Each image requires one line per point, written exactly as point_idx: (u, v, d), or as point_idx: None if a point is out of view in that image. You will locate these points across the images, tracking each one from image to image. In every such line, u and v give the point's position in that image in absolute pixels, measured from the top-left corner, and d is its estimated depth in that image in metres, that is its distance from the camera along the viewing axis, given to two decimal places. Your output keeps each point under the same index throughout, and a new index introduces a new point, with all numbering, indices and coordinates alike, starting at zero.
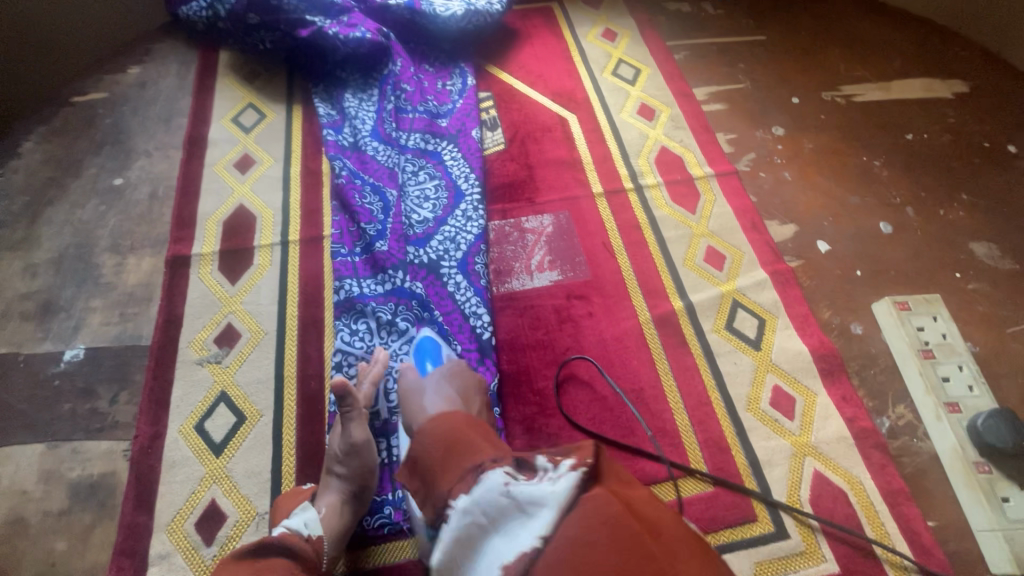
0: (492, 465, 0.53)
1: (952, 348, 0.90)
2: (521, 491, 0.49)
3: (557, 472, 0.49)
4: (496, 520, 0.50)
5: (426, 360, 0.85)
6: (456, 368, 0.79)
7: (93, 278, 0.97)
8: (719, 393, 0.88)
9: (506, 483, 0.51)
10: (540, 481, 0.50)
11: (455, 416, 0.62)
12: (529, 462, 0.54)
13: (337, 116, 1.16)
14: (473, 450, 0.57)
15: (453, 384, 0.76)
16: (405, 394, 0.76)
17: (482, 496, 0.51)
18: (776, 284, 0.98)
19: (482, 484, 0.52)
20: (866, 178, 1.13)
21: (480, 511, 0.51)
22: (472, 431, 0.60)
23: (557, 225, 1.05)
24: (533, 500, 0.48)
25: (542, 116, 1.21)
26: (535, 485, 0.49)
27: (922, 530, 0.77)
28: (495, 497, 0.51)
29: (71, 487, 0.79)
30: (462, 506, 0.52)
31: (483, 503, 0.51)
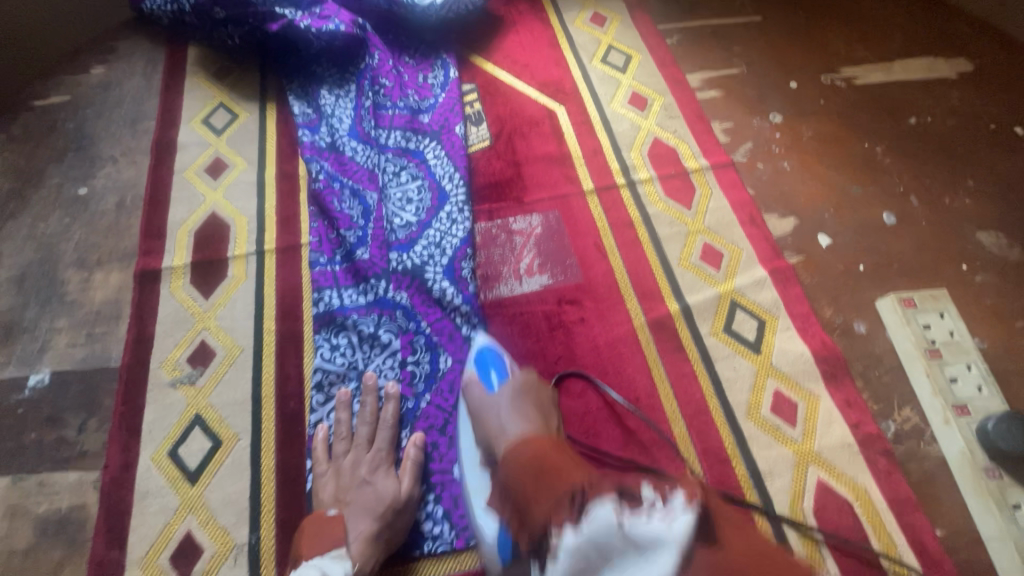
0: (592, 497, 0.55)
1: (960, 347, 0.87)
2: (637, 529, 0.51)
3: (667, 510, 0.52)
4: (607, 554, 0.51)
5: (489, 369, 0.81)
6: (528, 381, 0.79)
7: (58, 296, 0.92)
8: (718, 400, 0.84)
9: (618, 519, 0.52)
10: (650, 518, 0.52)
11: (541, 441, 0.67)
12: (632, 492, 0.55)
13: (313, 114, 1.10)
14: (563, 478, 0.59)
15: (530, 400, 0.76)
16: (480, 411, 0.76)
17: (595, 533, 0.52)
18: (776, 282, 0.94)
19: (591, 521, 0.53)
20: (868, 166, 1.08)
21: (593, 550, 0.51)
22: (556, 454, 0.64)
23: (546, 225, 1.00)
24: (650, 539, 0.50)
25: (529, 108, 1.15)
26: (647, 523, 0.51)
27: (931, 540, 0.74)
28: (606, 536, 0.51)
29: (38, 523, 0.74)
30: (570, 543, 0.52)
31: (596, 542, 0.51)
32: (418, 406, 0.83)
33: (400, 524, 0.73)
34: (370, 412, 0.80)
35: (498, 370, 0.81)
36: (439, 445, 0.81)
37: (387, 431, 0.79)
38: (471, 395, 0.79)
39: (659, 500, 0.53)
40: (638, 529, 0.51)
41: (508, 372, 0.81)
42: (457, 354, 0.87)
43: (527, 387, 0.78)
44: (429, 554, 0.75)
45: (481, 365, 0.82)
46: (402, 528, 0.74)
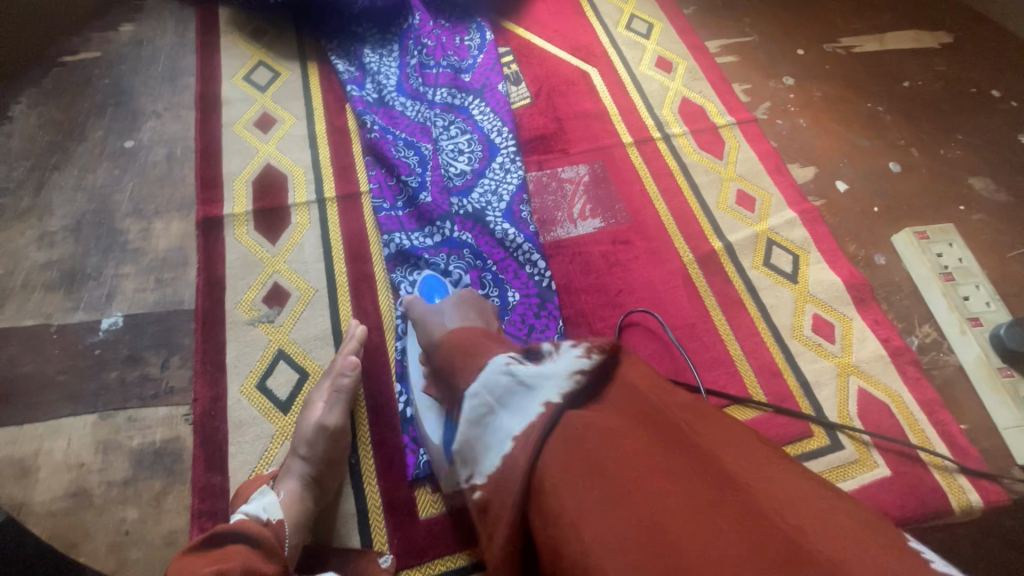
0: (497, 353, 0.54)
1: (969, 271, 0.98)
2: (525, 370, 0.51)
3: (559, 355, 0.54)
4: (503, 397, 0.51)
5: (435, 294, 0.86)
6: (469, 297, 0.75)
7: (119, 244, 0.92)
8: (765, 323, 0.93)
9: (509, 362, 0.52)
10: (542, 365, 0.52)
11: (468, 327, 0.64)
12: (536, 348, 0.56)
13: (358, 72, 1.13)
14: (485, 345, 0.56)
15: (472, 308, 0.72)
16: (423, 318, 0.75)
17: (489, 379, 0.52)
18: (805, 222, 1.04)
19: (487, 370, 0.52)
20: (873, 123, 1.19)
21: (488, 393, 0.51)
22: (481, 332, 0.61)
23: (593, 174, 1.06)
24: (541, 378, 0.51)
25: (563, 69, 1.21)
26: (538, 368, 0.52)
27: (957, 432, 0.85)
28: (500, 376, 0.51)
29: (134, 455, 0.76)
30: (470, 390, 0.53)
31: (489, 385, 0.51)
32: None
33: (332, 465, 0.73)
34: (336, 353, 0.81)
35: (440, 294, 0.84)
36: None
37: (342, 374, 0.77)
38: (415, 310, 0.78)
39: (552, 350, 0.55)
40: (528, 371, 0.51)
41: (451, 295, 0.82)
42: (525, 289, 0.92)
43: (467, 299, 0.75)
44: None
45: (423, 293, 0.81)
46: (334, 468, 0.74)
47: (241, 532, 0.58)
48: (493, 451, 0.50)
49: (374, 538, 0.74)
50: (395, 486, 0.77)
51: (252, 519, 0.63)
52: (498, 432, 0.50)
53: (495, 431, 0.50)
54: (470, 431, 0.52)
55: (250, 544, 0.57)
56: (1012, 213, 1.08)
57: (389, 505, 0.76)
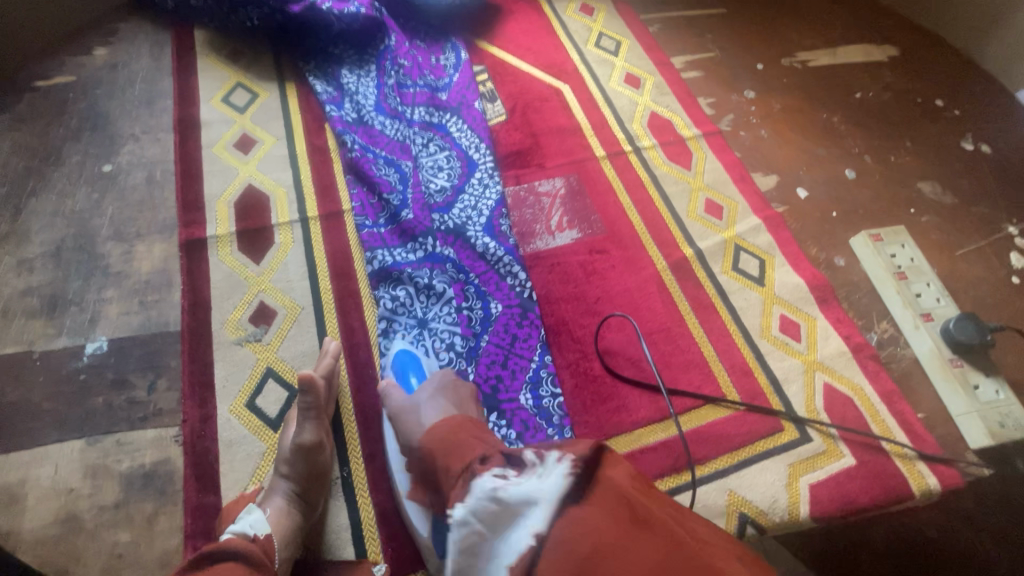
0: (481, 470, 0.58)
1: (919, 270, 1.05)
2: (511, 493, 0.53)
3: (545, 468, 0.54)
4: (492, 525, 0.54)
5: (409, 373, 0.85)
6: (445, 380, 0.78)
7: (101, 269, 0.92)
8: (735, 324, 0.98)
9: (495, 485, 0.55)
10: (528, 479, 0.54)
11: (449, 422, 0.66)
12: (517, 458, 0.59)
13: (336, 92, 1.15)
14: (469, 451, 0.61)
15: (450, 397, 0.75)
16: (401, 413, 0.76)
17: (475, 501, 0.55)
18: (769, 228, 1.10)
19: (473, 492, 0.56)
20: (828, 133, 1.27)
21: (478, 521, 0.55)
22: (465, 434, 0.64)
23: (568, 187, 1.11)
24: (523, 499, 0.52)
25: (537, 86, 1.25)
26: (523, 485, 0.53)
27: (914, 420, 0.91)
28: (488, 503, 0.54)
29: (124, 479, 0.76)
30: (459, 518, 0.56)
31: (476, 512, 0.55)
32: (480, 345, 0.91)
33: (314, 481, 0.74)
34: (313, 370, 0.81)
35: (416, 374, 0.84)
36: (502, 378, 0.89)
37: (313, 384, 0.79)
38: (391, 400, 0.78)
39: (539, 460, 0.56)
40: (512, 494, 0.53)
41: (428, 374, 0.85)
42: (507, 300, 0.96)
43: (449, 384, 0.77)
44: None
45: (401, 370, 0.85)
46: (317, 482, 0.75)
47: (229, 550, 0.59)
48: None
49: (368, 550, 0.76)
50: (387, 497, 0.79)
51: (239, 537, 0.63)
52: (490, 561, 0.53)
53: (486, 560, 0.54)
54: (465, 560, 0.56)
55: (240, 561, 0.58)
56: (958, 214, 1.17)
57: (382, 516, 0.78)
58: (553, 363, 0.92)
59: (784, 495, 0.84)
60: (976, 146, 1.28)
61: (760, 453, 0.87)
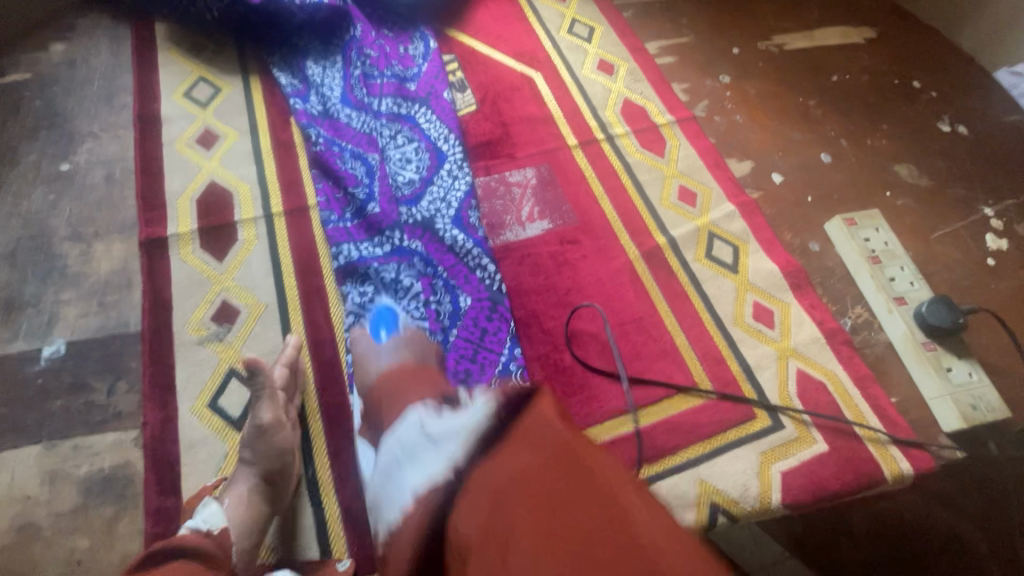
0: (414, 403, 0.68)
1: (893, 253, 1.04)
2: (434, 427, 0.61)
3: (466, 404, 0.63)
4: (410, 452, 0.60)
5: (381, 327, 0.85)
6: (413, 338, 0.83)
7: (58, 270, 0.90)
8: (708, 313, 0.97)
9: (422, 420, 0.64)
10: (452, 418, 0.61)
11: (404, 368, 0.76)
12: (454, 397, 0.67)
13: (301, 84, 1.13)
14: (413, 392, 0.70)
15: (412, 349, 0.81)
16: (363, 359, 0.81)
17: (403, 431, 0.64)
18: (743, 214, 1.08)
19: (405, 420, 0.66)
20: (804, 117, 1.25)
21: (401, 446, 0.62)
22: (411, 378, 0.74)
23: (540, 177, 1.09)
24: (442, 433, 0.59)
25: (508, 75, 1.23)
26: (446, 422, 0.61)
27: (887, 405, 0.90)
28: (412, 434, 0.62)
29: (82, 484, 0.74)
30: (389, 439, 0.65)
31: (402, 438, 0.63)
32: (448, 339, 0.90)
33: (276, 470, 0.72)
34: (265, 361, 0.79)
35: (387, 325, 0.85)
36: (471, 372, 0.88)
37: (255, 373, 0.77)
38: (359, 349, 0.82)
39: (466, 400, 0.63)
40: (434, 427, 0.61)
41: (399, 326, 0.85)
42: (477, 294, 0.94)
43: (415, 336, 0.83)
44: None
45: (376, 321, 0.86)
46: (279, 471, 0.73)
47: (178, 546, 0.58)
48: (393, 501, 0.58)
49: (333, 547, 0.75)
50: (353, 495, 0.78)
51: (192, 532, 0.63)
52: (399, 484, 0.58)
53: (396, 484, 0.59)
54: (381, 483, 0.62)
55: (190, 558, 0.57)
56: (934, 196, 1.16)
57: (348, 514, 0.77)
58: (522, 356, 0.91)
59: (755, 483, 0.83)
60: (952, 127, 1.27)
61: (732, 442, 0.86)
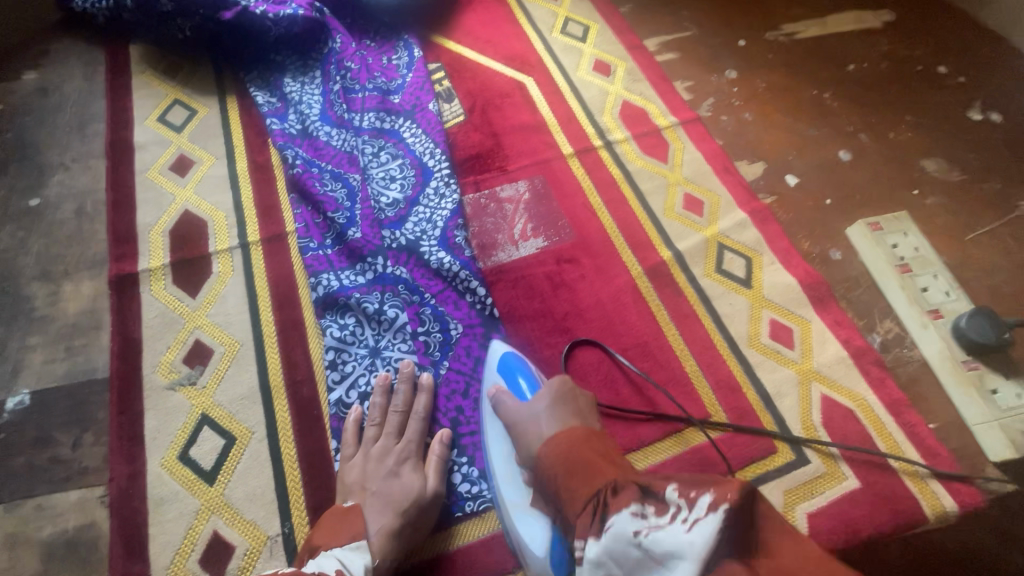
0: (615, 508, 0.50)
1: (925, 260, 0.95)
2: (653, 541, 0.45)
3: (692, 513, 0.45)
4: (633, 573, 0.46)
5: (517, 376, 0.78)
6: (562, 388, 0.72)
7: (25, 313, 0.85)
8: (720, 334, 0.88)
9: (637, 530, 0.47)
10: (673, 525, 0.45)
11: (576, 433, 0.65)
12: (656, 491, 0.50)
13: (279, 103, 1.07)
14: (600, 474, 0.57)
15: (570, 407, 0.69)
16: (516, 427, 0.71)
17: (614, 546, 0.48)
18: (756, 222, 1.00)
19: (610, 534, 0.49)
20: (820, 111, 1.16)
21: (615, 564, 0.47)
22: (591, 448, 0.62)
23: (533, 190, 1.01)
24: (668, 550, 0.44)
25: (498, 81, 1.16)
26: (666, 530, 0.45)
27: (926, 433, 0.81)
28: (626, 548, 0.47)
29: (45, 548, 0.69)
30: (593, 556, 0.49)
31: (617, 556, 0.47)
32: (438, 373, 0.83)
33: (422, 522, 0.70)
34: (404, 400, 0.78)
35: (526, 377, 0.78)
36: (463, 410, 0.81)
37: (404, 411, 0.77)
38: (504, 408, 0.74)
39: (685, 504, 0.46)
40: (657, 542, 0.45)
41: (536, 378, 0.78)
42: (467, 321, 0.87)
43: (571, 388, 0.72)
44: (473, 514, 0.75)
45: (508, 372, 0.79)
46: (426, 526, 0.70)
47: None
48: None
49: None
50: None
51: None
52: None
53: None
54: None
55: None
56: (967, 192, 1.05)
57: None
58: None
59: None
60: (985, 115, 1.16)
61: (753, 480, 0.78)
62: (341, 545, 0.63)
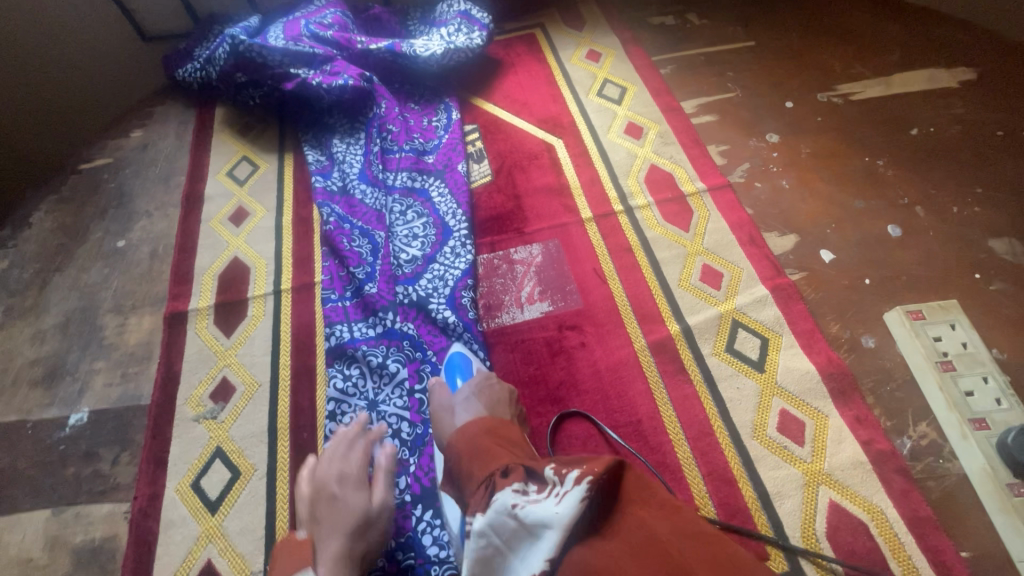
0: (501, 486, 0.56)
1: (974, 358, 0.84)
2: (528, 513, 0.50)
3: (563, 488, 0.49)
4: (510, 541, 0.51)
5: (455, 373, 0.86)
6: (486, 385, 0.79)
7: (97, 340, 1.00)
8: (722, 420, 0.84)
9: (517, 504, 0.52)
10: (546, 499, 0.50)
11: (482, 420, 0.71)
12: (539, 472, 0.56)
13: (326, 161, 1.18)
14: (495, 457, 0.62)
15: (486, 399, 0.77)
16: (440, 414, 0.76)
17: (495, 516, 0.53)
18: (778, 300, 0.94)
19: (493, 507, 0.54)
20: (870, 180, 1.08)
21: (495, 534, 0.52)
22: (492, 435, 0.67)
23: (546, 254, 1.03)
24: (538, 521, 0.49)
25: (528, 143, 1.20)
26: (540, 505, 0.50)
27: (955, 562, 0.71)
28: (505, 519, 0.52)
29: (74, 553, 0.80)
30: (477, 528, 0.54)
31: (496, 527, 0.52)
32: (427, 432, 0.86)
33: (372, 536, 0.70)
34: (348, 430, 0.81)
35: (461, 373, 0.86)
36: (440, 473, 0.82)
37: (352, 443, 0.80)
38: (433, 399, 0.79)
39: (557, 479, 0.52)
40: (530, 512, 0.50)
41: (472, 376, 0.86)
42: None
43: (495, 382, 0.80)
44: None
45: (449, 370, 0.87)
46: (375, 540, 0.70)
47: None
48: None
49: None
50: None
51: None
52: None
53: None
54: (482, 567, 0.54)
55: None
56: None
57: None
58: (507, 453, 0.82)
59: None
60: None
61: None
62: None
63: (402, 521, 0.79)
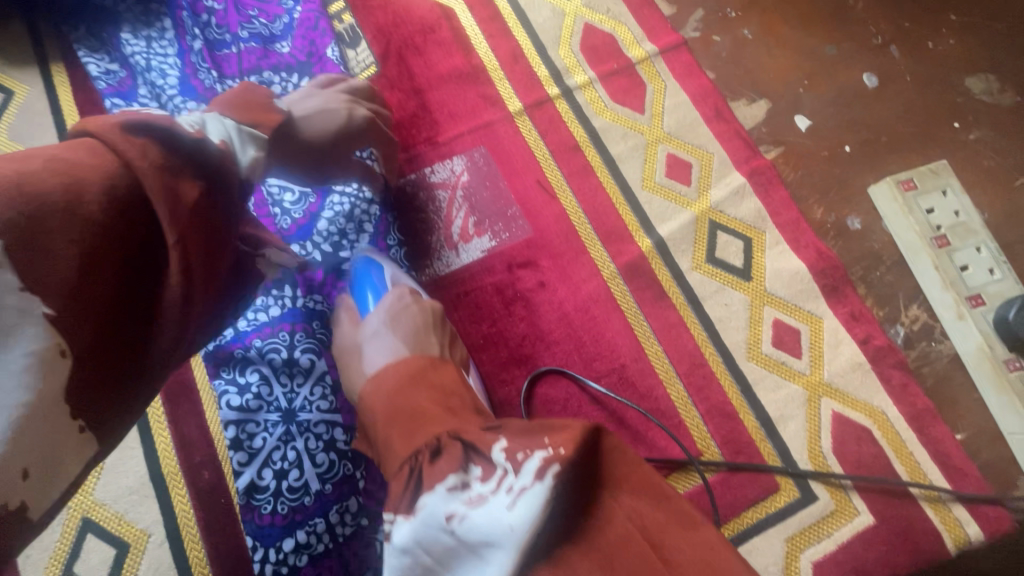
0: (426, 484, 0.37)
1: (967, 228, 0.77)
2: (468, 528, 0.32)
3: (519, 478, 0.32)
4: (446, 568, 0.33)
5: (364, 289, 0.65)
6: (399, 315, 0.59)
7: None
8: (713, 346, 0.72)
9: (450, 516, 0.34)
10: (495, 497, 0.33)
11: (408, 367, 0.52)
12: (481, 447, 0.38)
13: (124, 72, 0.78)
14: (423, 422, 0.44)
15: (403, 328, 0.57)
16: (349, 360, 0.59)
17: (424, 530, 0.34)
18: (757, 189, 0.79)
19: (421, 517, 0.35)
20: (840, 16, 0.88)
21: (423, 553, 0.34)
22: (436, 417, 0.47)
23: (473, 168, 0.79)
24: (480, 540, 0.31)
25: (417, 9, 0.86)
26: (485, 512, 0.32)
27: (952, 448, 0.69)
28: (437, 537, 0.34)
29: None
30: (398, 542, 0.35)
31: (427, 543, 0.34)
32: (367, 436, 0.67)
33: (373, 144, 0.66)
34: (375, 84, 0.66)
35: (371, 287, 0.64)
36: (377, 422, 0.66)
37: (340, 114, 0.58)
38: (341, 336, 0.62)
39: (513, 466, 0.33)
40: (470, 527, 0.32)
41: (386, 286, 0.64)
42: None
43: (410, 299, 0.61)
44: None
45: (358, 283, 0.66)
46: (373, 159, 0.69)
47: (209, 161, 0.41)
48: None
49: None
50: None
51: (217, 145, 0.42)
52: None
53: None
54: None
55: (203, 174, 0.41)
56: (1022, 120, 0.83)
57: None
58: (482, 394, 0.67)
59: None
60: None
61: (749, 528, 0.66)
62: (235, 120, 0.46)
63: (364, 550, 0.64)
